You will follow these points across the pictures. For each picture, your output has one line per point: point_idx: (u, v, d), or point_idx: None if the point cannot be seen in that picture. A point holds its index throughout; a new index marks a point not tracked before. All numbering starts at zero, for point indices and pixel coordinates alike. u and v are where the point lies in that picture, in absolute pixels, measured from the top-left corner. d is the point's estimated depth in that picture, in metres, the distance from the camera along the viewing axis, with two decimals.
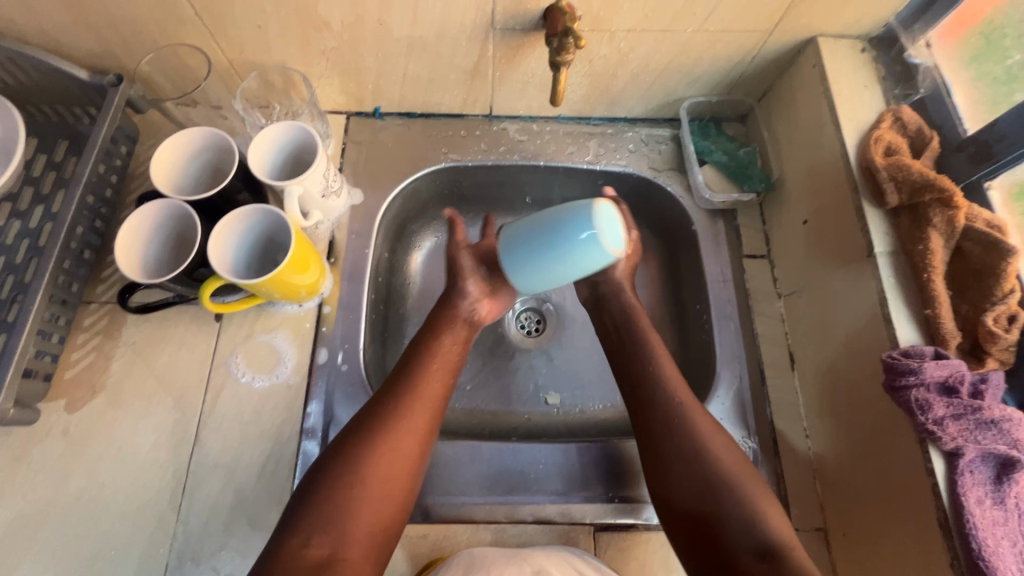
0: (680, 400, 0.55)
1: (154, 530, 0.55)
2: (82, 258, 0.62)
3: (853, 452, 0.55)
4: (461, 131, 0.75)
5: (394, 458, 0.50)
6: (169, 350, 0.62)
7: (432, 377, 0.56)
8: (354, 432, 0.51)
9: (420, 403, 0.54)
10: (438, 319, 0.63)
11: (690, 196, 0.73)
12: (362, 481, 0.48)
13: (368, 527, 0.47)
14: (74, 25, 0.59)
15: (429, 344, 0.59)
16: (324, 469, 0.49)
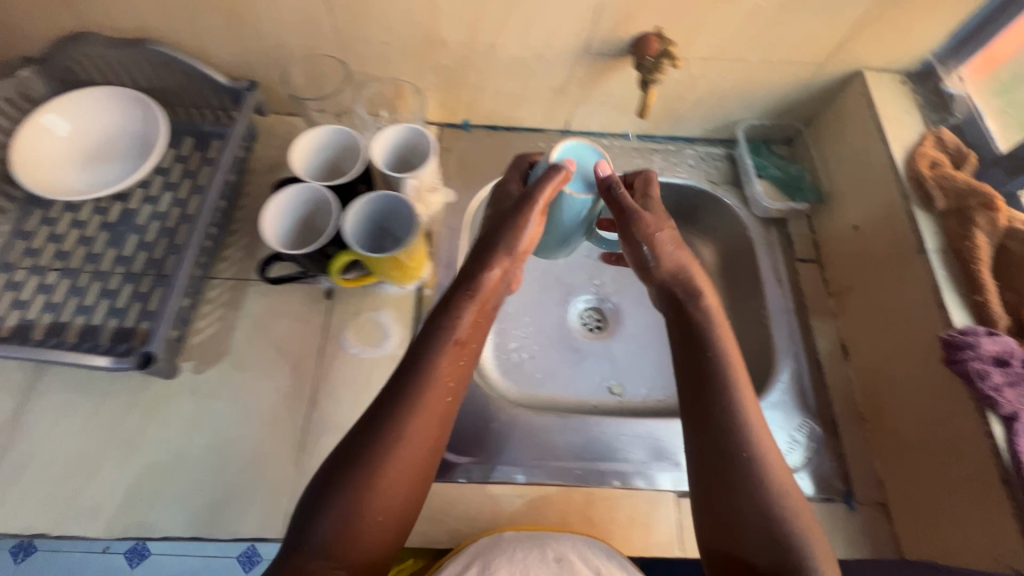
0: (745, 419, 0.51)
1: (275, 483, 0.59)
2: (212, 236, 0.69)
3: (912, 428, 0.61)
4: (540, 143, 0.84)
5: (393, 492, 0.46)
6: (286, 321, 0.68)
7: (437, 391, 0.49)
8: (348, 466, 0.46)
9: (420, 424, 0.48)
10: (445, 312, 0.53)
11: (745, 207, 0.81)
12: (360, 520, 0.44)
13: (369, 549, 0.45)
14: (226, 37, 0.69)
15: (435, 348, 0.51)
16: (316, 511, 0.44)
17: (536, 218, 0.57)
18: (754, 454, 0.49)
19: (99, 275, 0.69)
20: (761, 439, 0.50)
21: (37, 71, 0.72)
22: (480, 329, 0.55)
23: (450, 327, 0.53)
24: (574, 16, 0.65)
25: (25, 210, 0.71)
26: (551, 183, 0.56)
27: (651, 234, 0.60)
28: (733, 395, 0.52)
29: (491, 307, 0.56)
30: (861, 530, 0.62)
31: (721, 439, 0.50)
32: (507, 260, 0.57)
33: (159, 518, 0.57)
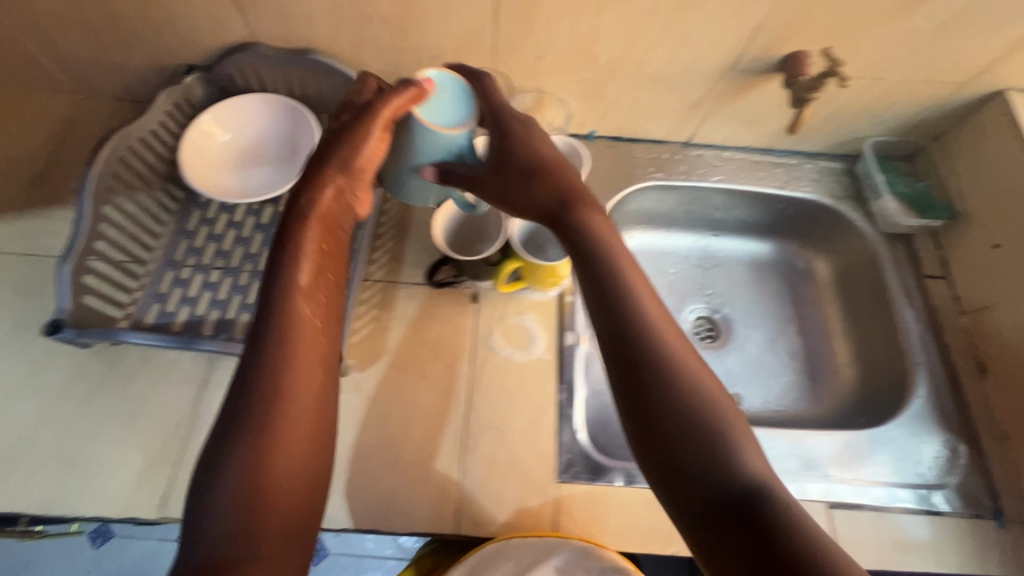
0: (649, 347, 0.45)
1: (442, 479, 0.62)
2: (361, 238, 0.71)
3: None
4: (663, 154, 0.86)
5: (295, 440, 0.41)
6: (437, 324, 0.71)
7: (304, 325, 0.45)
8: (234, 423, 0.41)
9: (302, 363, 0.44)
10: (283, 246, 0.48)
11: (869, 223, 0.82)
12: (260, 479, 0.39)
13: (281, 514, 0.40)
14: (386, 49, 0.71)
15: (284, 287, 0.46)
16: (209, 473, 0.39)
17: (379, 132, 0.52)
18: (649, 393, 0.43)
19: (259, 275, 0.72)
20: (670, 375, 0.43)
21: (200, 78, 0.75)
22: (331, 257, 0.50)
23: (297, 263, 0.47)
24: (731, 35, 0.67)
25: (185, 210, 0.75)
26: (399, 97, 0.52)
27: (522, 137, 0.59)
28: (616, 325, 0.46)
29: (339, 230, 0.52)
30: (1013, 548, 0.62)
31: (626, 389, 0.44)
32: (343, 177, 0.52)
33: (336, 510, 0.59)
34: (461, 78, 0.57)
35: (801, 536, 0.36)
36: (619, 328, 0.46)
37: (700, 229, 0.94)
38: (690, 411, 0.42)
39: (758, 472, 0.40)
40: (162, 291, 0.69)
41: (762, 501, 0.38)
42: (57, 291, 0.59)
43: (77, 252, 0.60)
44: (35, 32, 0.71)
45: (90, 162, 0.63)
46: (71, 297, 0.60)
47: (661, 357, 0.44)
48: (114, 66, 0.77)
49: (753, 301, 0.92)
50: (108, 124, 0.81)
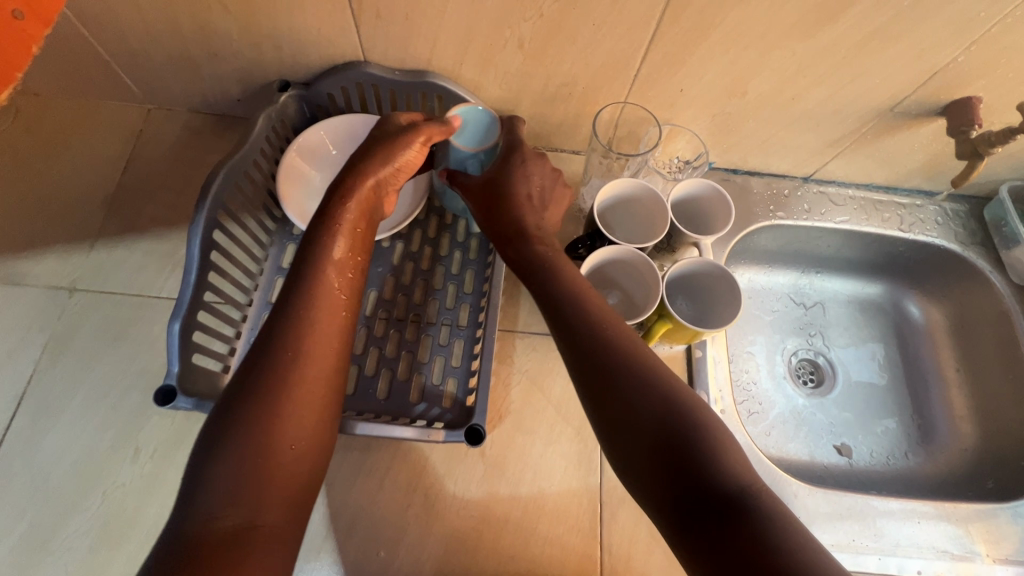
0: (623, 350, 0.49)
1: (582, 558, 0.58)
2: (482, 288, 0.68)
3: None
4: (783, 190, 0.81)
5: (304, 404, 0.46)
6: (561, 380, 0.65)
7: (328, 298, 0.50)
8: (250, 384, 0.45)
9: (318, 334, 0.48)
10: (324, 221, 0.54)
11: (999, 273, 0.78)
12: (270, 440, 0.43)
13: (286, 479, 0.43)
14: (513, 75, 0.64)
15: (317, 260, 0.51)
16: (221, 428, 0.43)
17: (418, 146, 0.59)
18: (631, 385, 0.47)
19: (365, 320, 0.66)
20: (645, 372, 0.48)
21: (296, 95, 0.67)
22: (361, 242, 0.56)
23: (330, 240, 0.53)
24: (906, 77, 0.60)
25: (277, 244, 0.69)
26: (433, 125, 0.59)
27: (517, 165, 0.64)
28: (597, 328, 0.51)
29: (373, 219, 0.57)
30: None
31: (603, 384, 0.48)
32: (386, 171, 0.58)
33: None
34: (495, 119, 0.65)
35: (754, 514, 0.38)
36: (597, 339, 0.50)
37: (800, 265, 0.88)
38: (665, 404, 0.45)
39: (741, 474, 0.41)
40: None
41: (744, 501, 0.39)
42: (167, 353, 0.53)
43: (187, 308, 0.54)
44: (112, 39, 0.63)
45: (199, 201, 0.56)
46: (181, 358, 0.54)
47: (635, 357, 0.49)
48: (196, 78, 0.68)
49: (856, 340, 0.86)
50: (184, 140, 0.73)
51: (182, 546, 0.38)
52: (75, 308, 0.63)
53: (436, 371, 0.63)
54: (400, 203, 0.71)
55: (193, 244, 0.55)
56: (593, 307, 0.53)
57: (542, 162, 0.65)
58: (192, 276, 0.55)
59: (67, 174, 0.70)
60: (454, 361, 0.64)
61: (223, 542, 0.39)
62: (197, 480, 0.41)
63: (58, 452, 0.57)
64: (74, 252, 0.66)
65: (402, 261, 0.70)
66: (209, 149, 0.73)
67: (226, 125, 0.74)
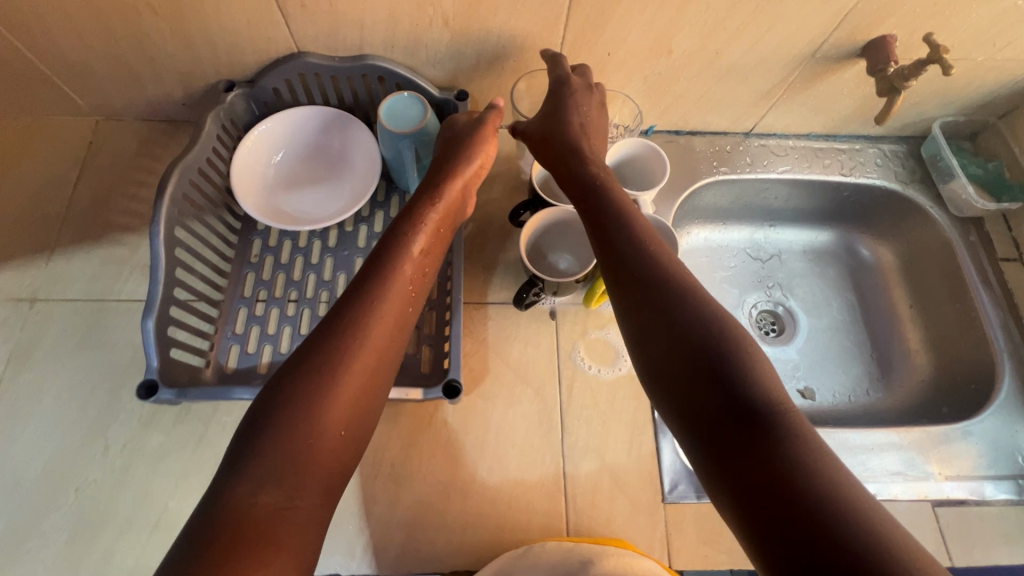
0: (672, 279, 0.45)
1: (547, 510, 0.60)
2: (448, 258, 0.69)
3: None
4: (725, 146, 0.83)
5: (353, 391, 0.45)
6: (517, 345, 0.67)
7: (399, 291, 0.51)
8: (315, 359, 0.45)
9: (383, 323, 0.48)
10: (409, 216, 0.56)
11: (940, 207, 0.80)
12: (318, 420, 0.42)
13: (329, 463, 0.42)
14: (446, 52, 0.66)
15: (395, 253, 0.53)
16: (277, 398, 0.43)
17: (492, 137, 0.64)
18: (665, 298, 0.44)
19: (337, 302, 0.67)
20: (683, 295, 0.44)
21: (241, 94, 0.69)
22: (436, 243, 0.58)
23: (412, 235, 0.55)
24: (817, 22, 0.63)
25: (244, 240, 0.70)
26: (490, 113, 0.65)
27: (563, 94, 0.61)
28: (637, 244, 0.48)
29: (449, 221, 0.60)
30: None
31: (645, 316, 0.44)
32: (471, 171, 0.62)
33: (443, 549, 0.57)
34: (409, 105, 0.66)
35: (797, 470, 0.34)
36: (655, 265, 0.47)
37: (753, 219, 0.90)
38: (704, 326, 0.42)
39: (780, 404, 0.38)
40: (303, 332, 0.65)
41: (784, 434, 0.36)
42: (144, 349, 0.54)
43: (160, 304, 0.55)
44: (50, 52, 0.64)
45: (157, 200, 0.57)
46: (159, 353, 0.55)
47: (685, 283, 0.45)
48: (139, 85, 0.70)
49: (814, 287, 0.89)
50: (135, 147, 0.74)
51: (221, 513, 0.37)
52: (37, 317, 0.64)
53: (411, 342, 0.65)
54: (358, 179, 0.71)
55: (156, 242, 0.56)
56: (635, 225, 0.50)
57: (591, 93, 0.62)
58: (162, 272, 0.56)
59: (21, 190, 0.71)
60: (427, 330, 0.66)
61: (264, 518, 0.37)
62: (255, 447, 0.40)
63: (31, 455, 0.58)
64: (32, 264, 0.67)
65: (367, 242, 0.71)
66: (160, 154, 0.74)
67: (175, 129, 0.76)
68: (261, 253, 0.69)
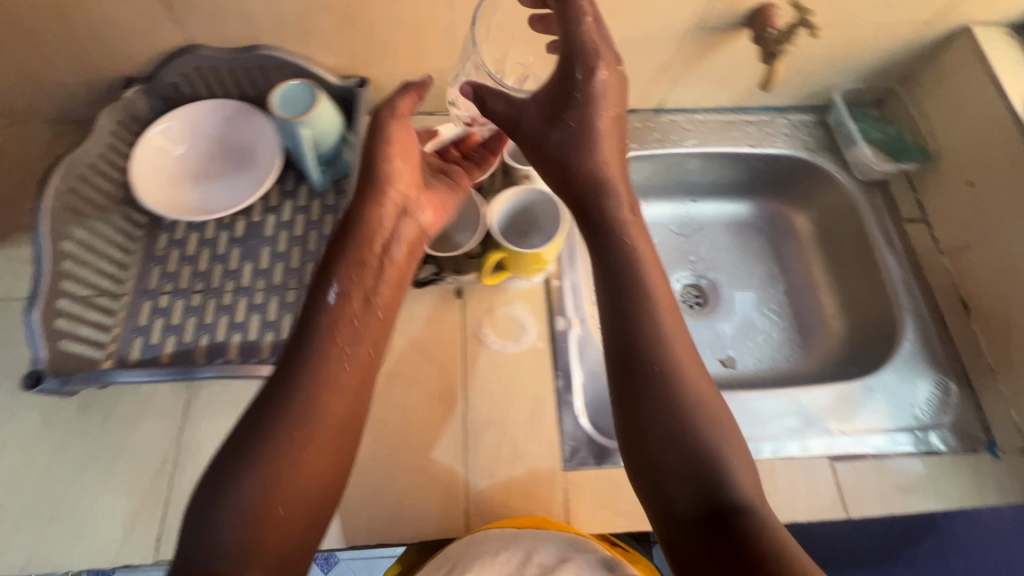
0: (647, 342, 0.47)
1: (446, 483, 0.60)
2: None
3: None
4: (636, 123, 0.84)
5: (314, 458, 0.45)
6: (421, 325, 0.68)
7: (352, 347, 0.51)
8: (268, 420, 0.45)
9: (342, 385, 0.49)
10: (353, 259, 0.56)
11: (846, 172, 0.82)
12: (275, 490, 0.43)
13: (280, 531, 0.42)
14: (338, 37, 0.67)
15: (340, 305, 0.53)
16: (236, 467, 0.43)
17: (405, 126, 0.61)
18: (650, 369, 0.45)
19: (243, 291, 0.68)
20: (662, 363, 0.46)
21: (141, 90, 0.69)
22: (388, 283, 0.57)
23: (353, 279, 0.54)
24: None
25: (149, 234, 0.70)
26: (403, 99, 0.61)
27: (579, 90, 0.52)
28: (634, 302, 0.48)
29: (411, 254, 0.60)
30: (1011, 474, 0.64)
31: (623, 376, 0.46)
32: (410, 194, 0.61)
33: (340, 527, 0.58)
34: (298, 92, 0.66)
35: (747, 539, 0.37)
36: (640, 315, 0.48)
37: (675, 195, 0.91)
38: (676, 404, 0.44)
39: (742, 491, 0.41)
40: (207, 321, 0.66)
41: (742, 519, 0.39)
42: (30, 339, 0.56)
43: (44, 295, 0.57)
44: None
45: (41, 195, 0.59)
46: (45, 343, 0.56)
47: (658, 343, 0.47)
48: (38, 85, 0.70)
49: (737, 260, 0.90)
50: (43, 149, 0.75)
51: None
52: None
53: None
54: (260, 167, 0.72)
55: (40, 237, 0.58)
56: (630, 280, 0.49)
57: (613, 74, 0.52)
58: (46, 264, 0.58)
59: None
60: None
61: None
62: (197, 536, 0.41)
63: None
64: None
65: (275, 232, 0.72)
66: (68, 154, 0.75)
67: (84, 129, 0.77)
68: (166, 246, 0.70)
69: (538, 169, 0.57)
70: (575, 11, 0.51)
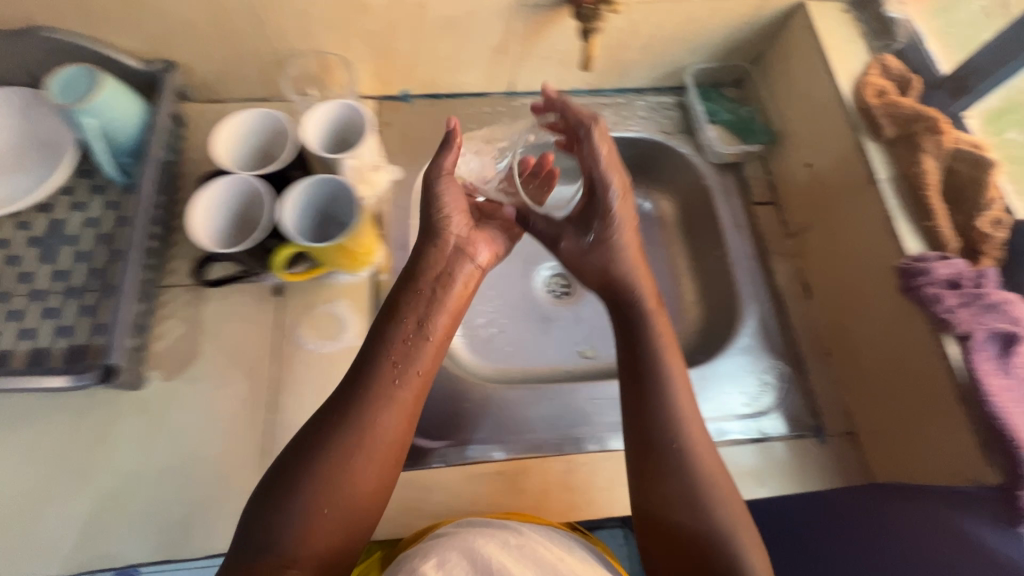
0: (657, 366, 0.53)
1: (244, 492, 0.58)
2: (155, 233, 0.64)
3: (885, 363, 0.61)
4: (486, 108, 0.81)
5: (363, 481, 0.47)
6: (233, 326, 0.65)
7: (413, 373, 0.51)
8: (317, 440, 0.47)
9: (393, 409, 0.49)
10: (410, 285, 0.55)
11: (700, 154, 0.80)
12: (318, 507, 0.45)
13: (320, 549, 0.45)
14: (128, 20, 0.62)
15: (392, 326, 0.53)
16: (286, 481, 0.46)
17: (450, 185, 0.58)
18: (667, 422, 0.51)
19: (35, 294, 0.63)
20: (667, 415, 0.51)
21: None
22: (459, 311, 0.56)
23: (393, 322, 0.53)
24: None
25: None
26: (443, 158, 0.58)
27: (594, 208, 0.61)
28: (656, 361, 0.54)
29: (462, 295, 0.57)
30: (832, 460, 0.63)
31: (635, 418, 0.52)
32: (460, 237, 0.58)
33: (122, 544, 0.55)
34: (77, 77, 0.61)
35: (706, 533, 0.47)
36: (655, 371, 0.53)
37: None
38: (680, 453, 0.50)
39: (725, 529, 0.47)
40: None
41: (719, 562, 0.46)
42: None
43: None
44: None
45: None
46: None
47: (664, 382, 0.52)
48: None
49: None
50: None
51: None
52: None
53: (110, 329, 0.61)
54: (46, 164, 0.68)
55: None
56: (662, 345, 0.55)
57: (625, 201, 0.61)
58: None
59: None
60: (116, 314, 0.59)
61: None
62: (258, 545, 0.44)
63: None
64: None
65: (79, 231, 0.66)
66: None
67: None
68: None
69: (581, 278, 0.62)
70: (592, 146, 0.60)
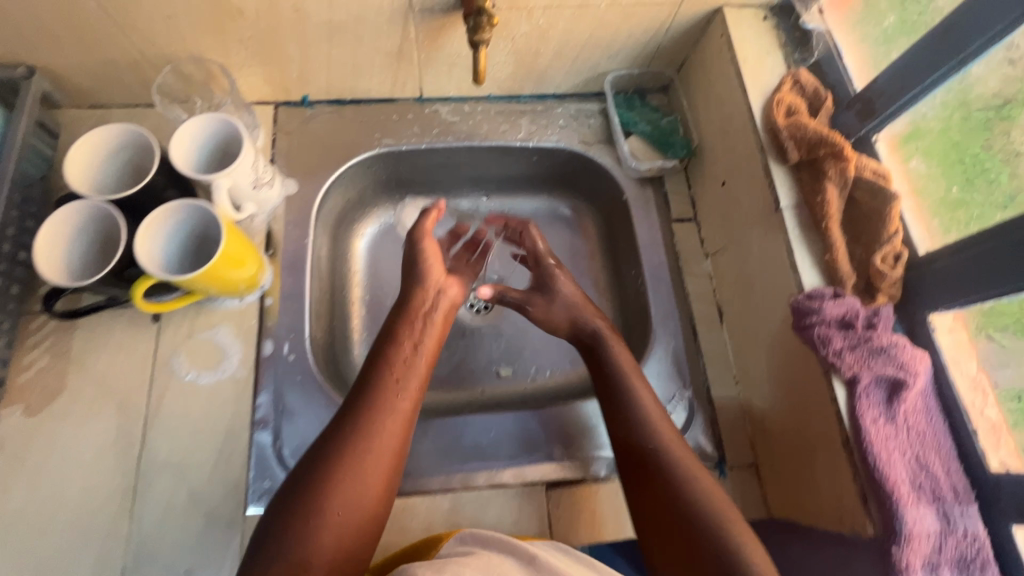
0: (631, 376, 0.56)
1: (107, 536, 0.55)
2: (18, 260, 0.59)
3: (785, 401, 0.58)
4: (393, 115, 0.75)
5: (362, 486, 0.47)
6: (104, 356, 0.61)
7: (409, 388, 0.53)
8: (321, 449, 0.48)
9: (394, 418, 0.51)
10: (403, 314, 0.59)
11: (620, 167, 0.75)
12: (325, 511, 0.45)
13: (329, 553, 0.44)
14: None
15: (391, 345, 0.56)
16: (293, 488, 0.46)
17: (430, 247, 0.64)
18: (654, 430, 0.52)
19: None
20: (645, 428, 0.52)
21: None
22: (439, 340, 0.59)
23: (394, 343, 0.56)
24: None
25: None
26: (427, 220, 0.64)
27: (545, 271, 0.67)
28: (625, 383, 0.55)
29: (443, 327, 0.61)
30: (732, 494, 0.61)
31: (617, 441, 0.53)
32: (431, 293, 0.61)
33: None
34: None
35: (712, 528, 0.45)
36: (624, 389, 0.55)
37: (462, 188, 0.82)
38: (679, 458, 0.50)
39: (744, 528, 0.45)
40: None
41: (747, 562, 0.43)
42: None
43: None
44: None
45: None
46: None
47: (632, 396, 0.54)
48: None
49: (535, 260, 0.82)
50: None
51: None
52: None
53: None
54: None
55: None
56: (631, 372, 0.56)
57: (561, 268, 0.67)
58: None
59: None
60: None
61: None
62: (268, 551, 0.43)
63: None
64: None
65: None
66: None
67: None
68: None
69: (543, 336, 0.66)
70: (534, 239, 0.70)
